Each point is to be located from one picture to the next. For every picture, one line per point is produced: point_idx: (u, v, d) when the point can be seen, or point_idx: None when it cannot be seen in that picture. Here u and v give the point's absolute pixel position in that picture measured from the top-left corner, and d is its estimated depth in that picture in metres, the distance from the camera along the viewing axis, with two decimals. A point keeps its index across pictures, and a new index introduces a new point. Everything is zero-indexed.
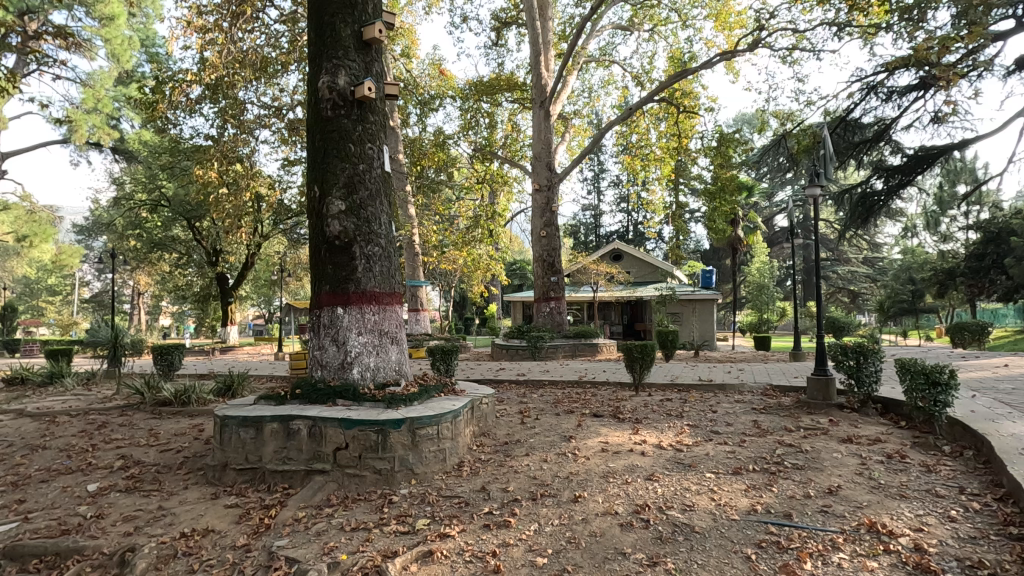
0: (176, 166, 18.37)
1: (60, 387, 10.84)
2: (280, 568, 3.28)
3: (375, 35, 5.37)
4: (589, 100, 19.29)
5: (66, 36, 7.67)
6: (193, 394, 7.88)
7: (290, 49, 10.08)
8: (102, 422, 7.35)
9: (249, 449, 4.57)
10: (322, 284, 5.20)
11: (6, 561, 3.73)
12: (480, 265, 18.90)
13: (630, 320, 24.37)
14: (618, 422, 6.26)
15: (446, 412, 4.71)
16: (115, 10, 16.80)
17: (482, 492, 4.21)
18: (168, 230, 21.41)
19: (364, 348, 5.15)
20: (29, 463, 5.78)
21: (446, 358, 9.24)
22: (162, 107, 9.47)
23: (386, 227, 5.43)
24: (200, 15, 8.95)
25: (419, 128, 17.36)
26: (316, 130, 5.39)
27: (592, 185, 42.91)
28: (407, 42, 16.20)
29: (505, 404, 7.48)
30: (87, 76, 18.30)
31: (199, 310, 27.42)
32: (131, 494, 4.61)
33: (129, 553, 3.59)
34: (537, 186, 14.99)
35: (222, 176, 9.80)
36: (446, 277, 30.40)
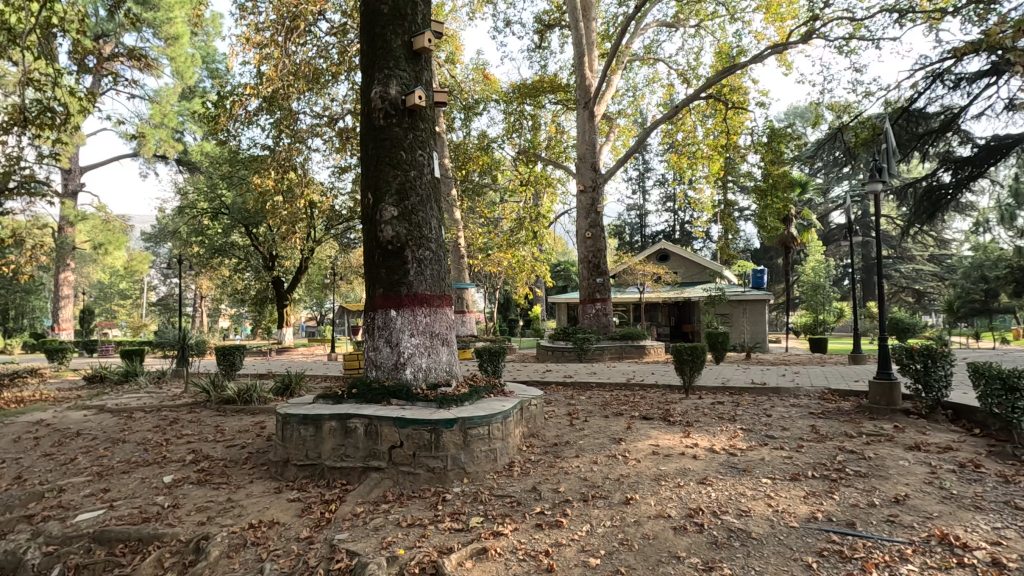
0: (235, 176, 19.30)
1: (135, 385, 11.62)
2: (341, 560, 3.42)
3: (424, 44, 5.52)
4: (634, 99, 19.03)
5: (138, 57, 8.20)
6: (254, 393, 8.32)
7: (341, 60, 10.46)
8: (173, 418, 7.82)
9: (309, 446, 4.78)
10: (376, 287, 5.39)
11: (95, 546, 4.06)
12: (524, 266, 19.00)
13: (678, 321, 23.91)
14: (668, 424, 6.18)
15: (497, 413, 4.78)
16: (180, 30, 17.85)
17: (533, 492, 4.26)
18: (228, 237, 22.50)
19: (416, 349, 5.29)
20: (111, 455, 6.23)
21: (493, 359, 9.36)
22: (224, 121, 9.99)
23: (436, 231, 5.56)
24: (257, 32, 9.40)
25: (463, 132, 17.59)
26: (369, 138, 5.59)
27: (637, 185, 42.33)
28: (452, 49, 16.46)
29: (553, 406, 7.49)
30: (154, 93, 19.48)
31: (256, 313, 28.68)
32: (202, 486, 4.90)
33: (203, 541, 3.83)
34: (582, 187, 14.92)
35: (278, 184, 10.26)
36: (491, 279, 30.69)
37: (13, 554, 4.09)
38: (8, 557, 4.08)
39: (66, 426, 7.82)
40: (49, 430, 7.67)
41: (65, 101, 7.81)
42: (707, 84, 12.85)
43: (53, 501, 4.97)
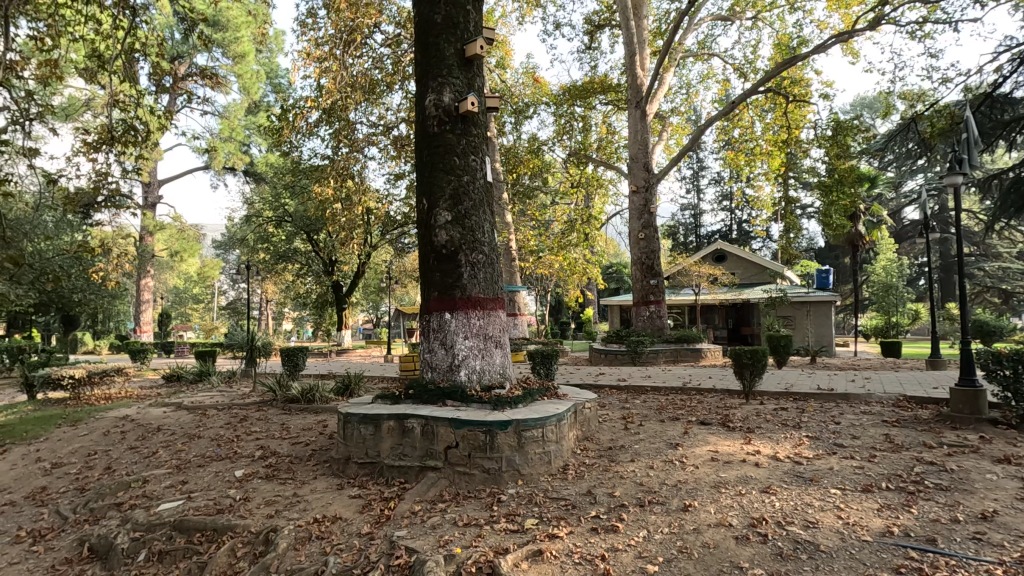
0: (297, 185, 20.21)
1: (208, 384, 12.33)
2: (401, 557, 3.51)
3: (477, 51, 5.61)
4: (687, 96, 18.60)
5: (210, 76, 8.72)
6: (316, 392, 8.70)
7: (395, 70, 10.78)
8: (243, 416, 8.26)
9: (369, 445, 4.94)
10: (431, 290, 5.51)
11: (175, 533, 4.34)
12: (576, 269, 18.88)
13: (736, 324, 23.12)
14: (728, 430, 5.99)
15: (551, 415, 4.78)
16: (246, 48, 18.91)
17: (588, 495, 4.23)
18: (291, 243, 23.58)
19: (470, 351, 5.36)
20: (188, 450, 6.65)
21: (546, 362, 9.36)
22: (287, 133, 10.49)
23: (489, 235, 5.63)
24: (317, 47, 9.82)
25: (514, 136, 17.72)
26: (424, 145, 5.72)
27: (692, 184, 41.26)
28: (502, 54, 16.61)
29: (607, 409, 7.41)
30: (224, 109, 20.70)
31: (316, 316, 29.87)
32: (270, 481, 5.15)
33: (272, 534, 4.02)
34: (634, 188, 14.69)
35: (337, 192, 10.66)
36: (542, 281, 30.71)
37: (105, 539, 4.44)
38: (101, 541, 4.44)
39: (148, 422, 8.41)
40: (133, 425, 8.27)
41: (146, 120, 8.40)
42: (765, 77, 12.37)
43: (138, 491, 5.36)
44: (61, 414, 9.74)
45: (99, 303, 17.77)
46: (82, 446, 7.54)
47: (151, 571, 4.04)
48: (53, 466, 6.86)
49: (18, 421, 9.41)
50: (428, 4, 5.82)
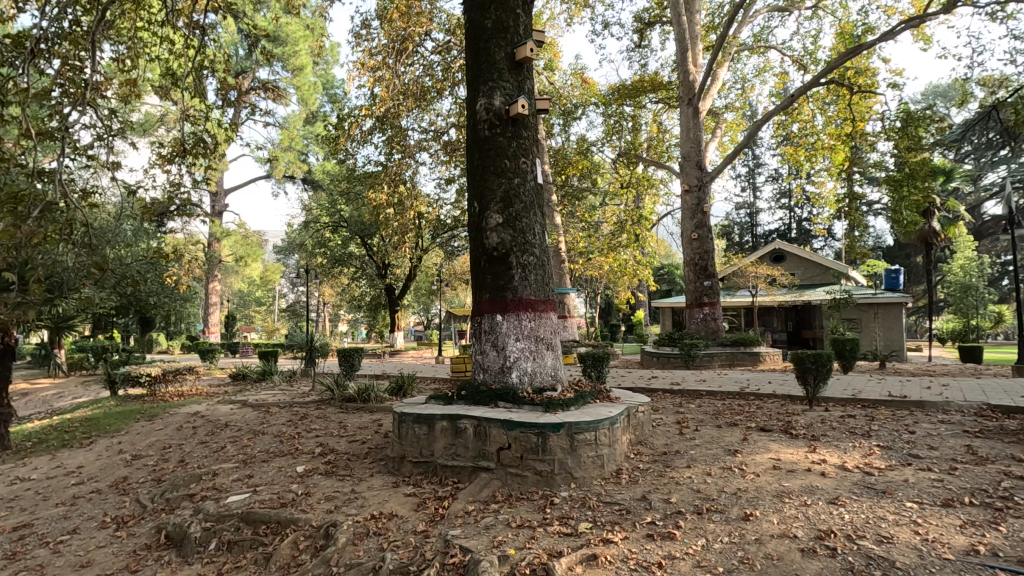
0: (352, 191, 20.92)
1: (271, 383, 12.93)
2: (456, 556, 3.55)
3: (526, 54, 5.62)
4: (742, 91, 17.99)
5: (271, 89, 9.13)
6: (372, 393, 8.99)
7: (445, 76, 10.99)
8: (303, 414, 8.60)
9: (423, 444, 5.03)
10: (482, 292, 5.56)
11: (243, 524, 4.56)
12: (626, 270, 18.60)
13: (796, 327, 22.18)
14: (790, 437, 5.74)
15: (604, 419, 4.72)
16: (304, 61, 19.73)
17: (642, 501, 4.15)
18: (346, 248, 24.40)
19: (522, 353, 5.37)
20: (253, 445, 6.99)
21: (597, 364, 9.27)
22: (343, 141, 10.87)
23: (540, 237, 5.63)
24: (371, 57, 10.11)
25: (562, 138, 17.67)
26: (475, 148, 5.78)
27: (747, 182, 39.88)
28: (551, 56, 16.59)
29: (660, 414, 7.25)
30: (284, 120, 21.69)
31: (370, 318, 30.77)
32: (329, 477, 5.33)
33: (331, 528, 4.16)
34: (686, 187, 14.34)
35: (390, 197, 10.95)
36: (591, 283, 30.45)
37: (180, 527, 4.72)
38: (176, 529, 4.71)
39: (217, 418, 8.88)
40: (204, 421, 8.76)
41: (213, 133, 8.88)
42: (827, 68, 11.79)
43: (209, 483, 5.68)
44: (139, 409, 10.43)
45: (172, 305, 18.95)
46: (158, 439, 8.05)
47: (222, 560, 4.27)
48: (133, 458, 7.36)
49: (102, 416, 10.14)
50: (479, 9, 5.90)
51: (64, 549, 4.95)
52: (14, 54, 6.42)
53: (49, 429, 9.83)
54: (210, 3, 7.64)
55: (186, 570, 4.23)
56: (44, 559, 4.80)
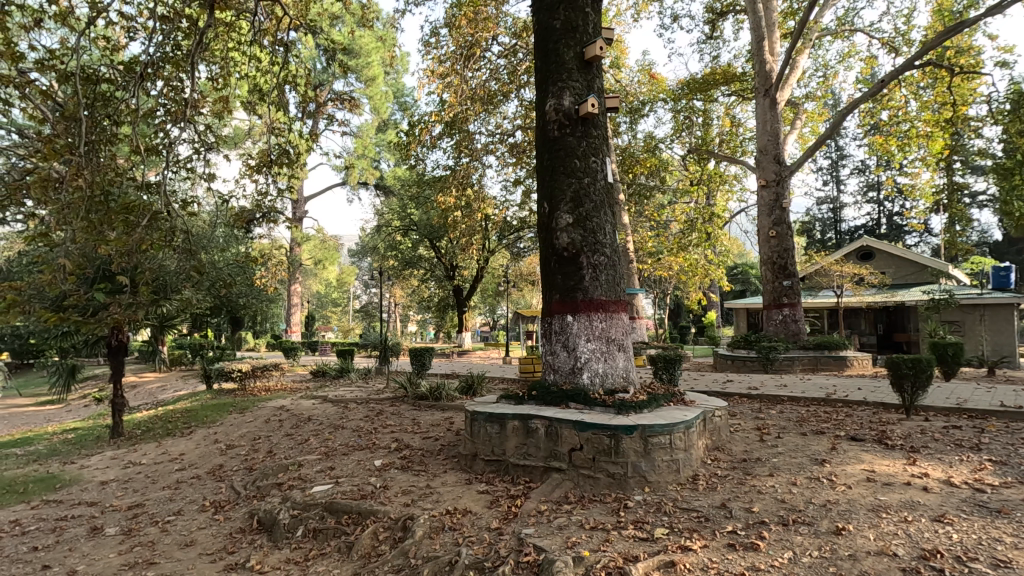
0: (421, 195, 21.51)
1: (348, 379, 13.57)
2: (530, 554, 3.57)
3: (596, 52, 5.56)
4: (824, 79, 16.90)
5: (347, 99, 9.55)
6: (443, 391, 9.25)
7: (510, 79, 11.12)
8: (379, 410, 8.96)
9: (495, 443, 5.10)
10: (553, 293, 5.55)
11: (327, 513, 4.80)
12: (697, 270, 17.96)
13: (888, 330, 20.60)
14: (885, 448, 5.33)
15: (680, 422, 4.58)
16: (376, 72, 20.51)
17: (722, 509, 3.99)
18: (416, 250, 25.18)
19: (593, 355, 5.32)
20: (334, 439, 7.35)
21: (668, 366, 9.04)
22: (414, 146, 11.23)
23: (611, 237, 5.56)
24: (440, 64, 10.36)
25: (629, 135, 17.36)
26: (544, 149, 5.79)
27: (830, 175, 37.43)
28: (617, 53, 16.33)
29: (738, 419, 6.96)
30: (358, 129, 22.67)
31: (439, 319, 31.57)
32: (405, 471, 5.52)
33: (409, 521, 4.30)
34: (763, 182, 13.66)
35: (458, 200, 11.20)
36: (660, 283, 29.68)
37: (270, 513, 5.03)
38: (268, 515, 5.02)
39: (301, 412, 9.42)
40: (289, 414, 9.32)
41: (296, 143, 9.44)
42: (922, 50, 10.87)
43: (295, 473, 6.03)
44: (232, 402, 11.24)
45: (259, 306, 20.29)
46: (249, 431, 8.64)
47: (309, 546, 4.51)
48: (227, 447, 7.94)
49: (200, 407, 11.00)
50: (547, 10, 5.92)
51: (171, 528, 5.40)
52: (127, 79, 7.14)
53: (155, 419, 10.78)
54: (291, 22, 8.12)
55: (276, 554, 4.50)
56: (155, 536, 5.26)
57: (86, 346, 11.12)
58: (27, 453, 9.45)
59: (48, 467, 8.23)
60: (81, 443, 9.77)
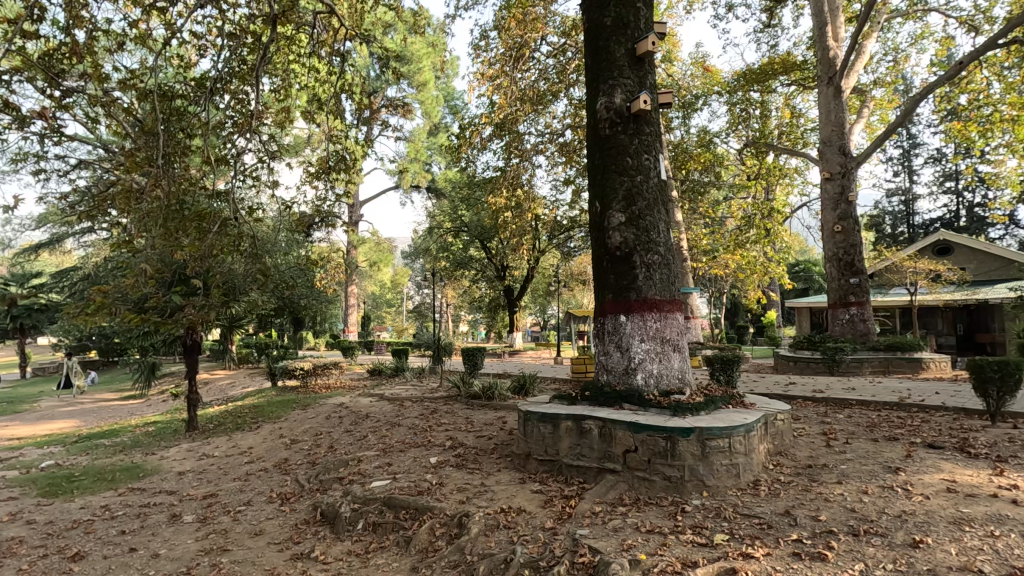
0: (472, 197, 21.76)
1: (403, 378, 13.92)
2: (585, 555, 3.56)
3: (649, 47, 5.45)
4: (894, 63, 15.88)
5: (400, 105, 9.79)
6: (495, 391, 9.34)
7: (560, 78, 11.09)
8: (433, 408, 9.14)
9: (548, 443, 5.11)
10: (605, 292, 5.50)
11: (385, 508, 4.95)
12: (756, 268, 17.30)
13: (969, 330, 19.18)
14: (967, 457, 4.97)
15: (739, 425, 4.44)
16: (427, 77, 20.89)
17: (787, 516, 3.84)
18: (467, 251, 25.52)
19: (647, 355, 5.23)
20: (390, 435, 7.58)
21: (727, 368, 8.77)
22: (464, 149, 11.39)
23: (664, 235, 5.45)
24: (489, 66, 10.45)
25: (682, 131, 16.94)
26: (596, 148, 5.75)
27: (902, 165, 35.14)
28: (669, 47, 15.97)
29: (802, 423, 6.67)
30: (410, 134, 23.19)
31: (490, 319, 31.89)
32: (460, 469, 5.62)
33: (464, 518, 4.37)
34: (827, 175, 13.01)
35: (509, 201, 11.27)
36: (716, 282, 28.79)
37: (333, 506, 5.23)
38: (330, 508, 5.23)
39: (359, 409, 9.75)
40: (348, 411, 9.67)
41: (352, 150, 9.76)
42: (1007, 26, 10.03)
43: (355, 468, 6.25)
44: (295, 399, 11.77)
45: (319, 307, 21.13)
46: (312, 426, 9.02)
47: (369, 539, 4.67)
48: (292, 442, 8.32)
49: (266, 404, 11.57)
50: (597, 8, 5.87)
51: (242, 517, 5.71)
52: (199, 94, 7.61)
53: (226, 414, 11.43)
54: (347, 32, 8.40)
55: (339, 545, 4.67)
56: (227, 524, 5.58)
57: (164, 345, 11.92)
58: (114, 443, 10.23)
59: (132, 457, 8.88)
60: (161, 435, 10.48)
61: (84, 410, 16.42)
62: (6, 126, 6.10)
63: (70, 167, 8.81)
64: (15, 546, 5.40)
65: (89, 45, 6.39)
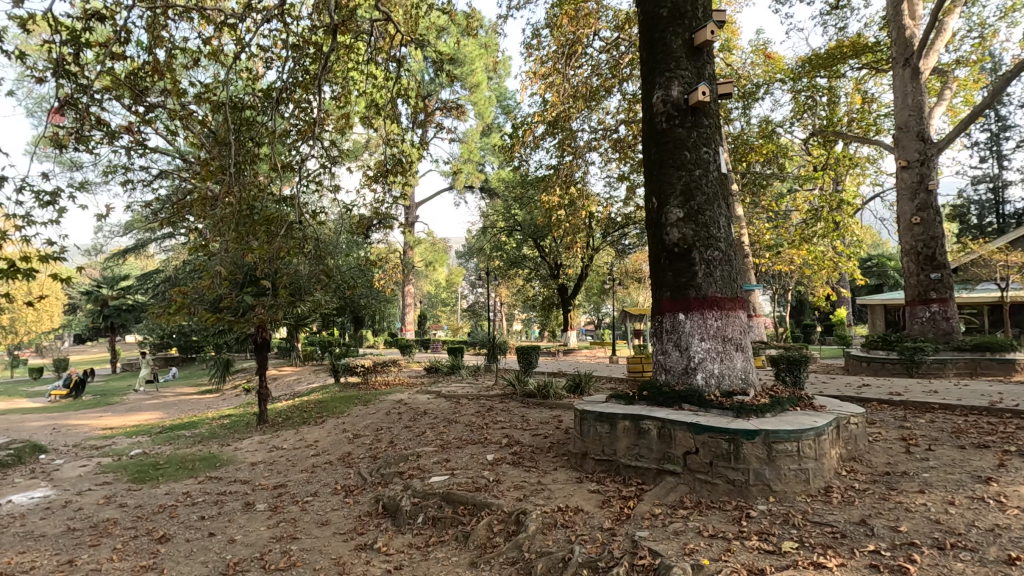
0: (525, 196, 21.79)
1: (459, 376, 14.13)
2: (645, 558, 3.49)
3: (707, 36, 5.28)
4: (981, 40, 14.64)
5: (454, 107, 9.94)
6: (550, 390, 9.32)
7: (613, 74, 10.94)
8: (489, 406, 9.23)
9: (605, 442, 5.05)
10: (663, 290, 5.38)
11: (444, 502, 5.04)
12: (824, 263, 16.43)
13: None
14: None
15: (808, 428, 4.23)
16: (480, 78, 21.08)
17: (862, 525, 3.64)
18: (520, 250, 25.58)
19: (708, 354, 5.08)
20: (448, 432, 7.71)
21: (793, 368, 8.38)
22: (517, 148, 11.43)
23: (725, 230, 5.27)
24: (541, 65, 10.44)
25: (743, 121, 16.30)
26: (652, 143, 5.63)
27: (990, 149, 32.37)
28: (728, 35, 15.41)
29: (878, 427, 6.28)
30: (464, 136, 23.49)
31: (544, 318, 31.87)
32: (516, 467, 5.65)
33: (522, 516, 4.40)
34: (904, 162, 12.17)
35: (562, 199, 11.21)
36: (780, 278, 27.54)
37: (394, 500, 5.38)
38: (391, 502, 5.38)
39: (417, 406, 9.98)
40: (407, 408, 9.92)
41: (408, 153, 9.99)
42: None
43: (414, 464, 6.41)
44: (357, 395, 12.18)
45: (377, 306, 21.79)
46: (373, 422, 9.32)
47: (429, 533, 4.77)
48: (354, 436, 8.63)
49: (330, 399, 12.05)
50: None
51: (309, 508, 5.98)
52: (266, 104, 8.02)
53: (293, 409, 11.98)
54: (402, 38, 8.60)
55: (400, 538, 4.80)
56: (296, 514, 5.85)
57: (236, 343, 12.63)
58: (193, 434, 10.94)
59: (210, 447, 9.48)
60: (235, 428, 11.12)
61: (167, 403, 17.66)
62: (98, 141, 6.62)
63: (153, 177, 9.48)
64: (111, 527, 5.88)
65: (169, 63, 6.85)
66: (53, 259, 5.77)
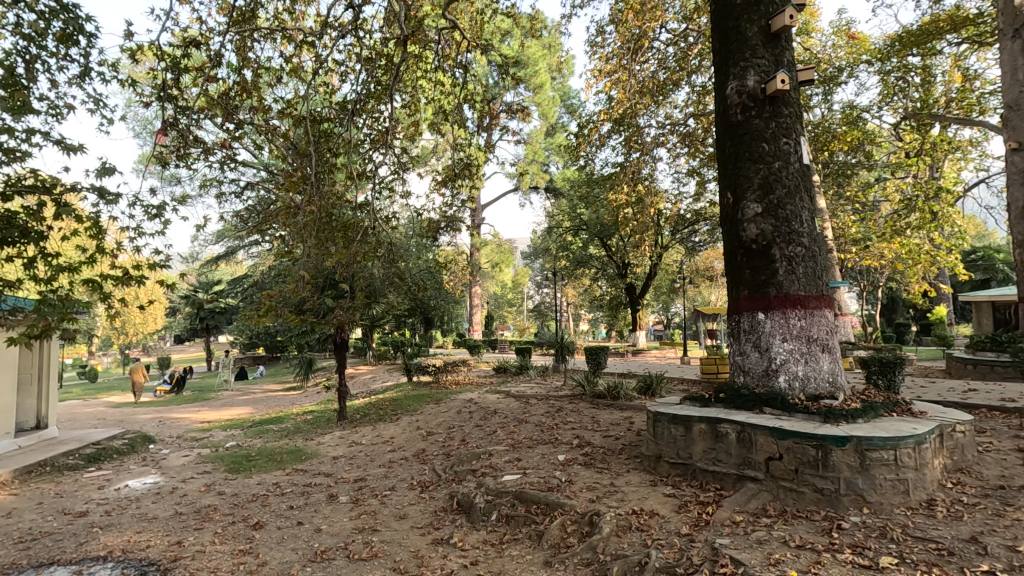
0: (590, 195, 21.57)
1: (527, 376, 14.18)
2: (727, 566, 3.38)
3: (785, 22, 5.02)
4: None
5: (518, 109, 10.02)
6: (621, 391, 9.19)
7: (681, 66, 10.64)
8: (559, 407, 9.22)
9: (681, 445, 4.92)
10: (740, 289, 5.17)
11: (518, 501, 5.10)
12: (920, 257, 15.16)
13: None
14: None
15: (907, 435, 3.93)
16: (543, 79, 21.11)
17: (973, 544, 3.33)
18: (587, 249, 25.33)
19: (790, 356, 4.83)
20: (517, 432, 7.78)
21: (887, 371, 7.78)
22: (582, 148, 11.37)
23: (808, 225, 4.99)
24: (606, 62, 10.31)
25: (824, 108, 15.33)
26: (726, 135, 5.43)
27: None
28: (806, 18, 14.57)
29: (988, 437, 5.72)
30: (528, 137, 23.60)
31: (611, 318, 31.42)
32: (589, 468, 5.61)
33: (595, 518, 4.38)
34: (1015, 144, 10.98)
35: (630, 196, 11.01)
36: (868, 274, 25.66)
37: (468, 497, 5.50)
38: (465, 499, 5.51)
39: (488, 405, 10.14)
40: (477, 407, 10.10)
41: (475, 157, 10.19)
42: None
43: (485, 462, 6.52)
44: (429, 394, 12.52)
45: (446, 307, 22.31)
46: (445, 420, 9.55)
47: (503, 530, 4.85)
48: (428, 433, 8.89)
49: (403, 398, 12.46)
50: None
51: (388, 501, 6.22)
52: (342, 116, 8.42)
53: (370, 406, 12.52)
54: (468, 44, 8.75)
55: (475, 534, 4.91)
56: (376, 507, 6.11)
57: (317, 343, 13.34)
58: (280, 429, 11.69)
59: (296, 441, 10.09)
60: (318, 423, 11.77)
61: (255, 400, 18.90)
62: (195, 158, 7.20)
63: (242, 189, 10.20)
64: (212, 513, 6.40)
65: (255, 82, 7.35)
66: (159, 267, 6.35)
